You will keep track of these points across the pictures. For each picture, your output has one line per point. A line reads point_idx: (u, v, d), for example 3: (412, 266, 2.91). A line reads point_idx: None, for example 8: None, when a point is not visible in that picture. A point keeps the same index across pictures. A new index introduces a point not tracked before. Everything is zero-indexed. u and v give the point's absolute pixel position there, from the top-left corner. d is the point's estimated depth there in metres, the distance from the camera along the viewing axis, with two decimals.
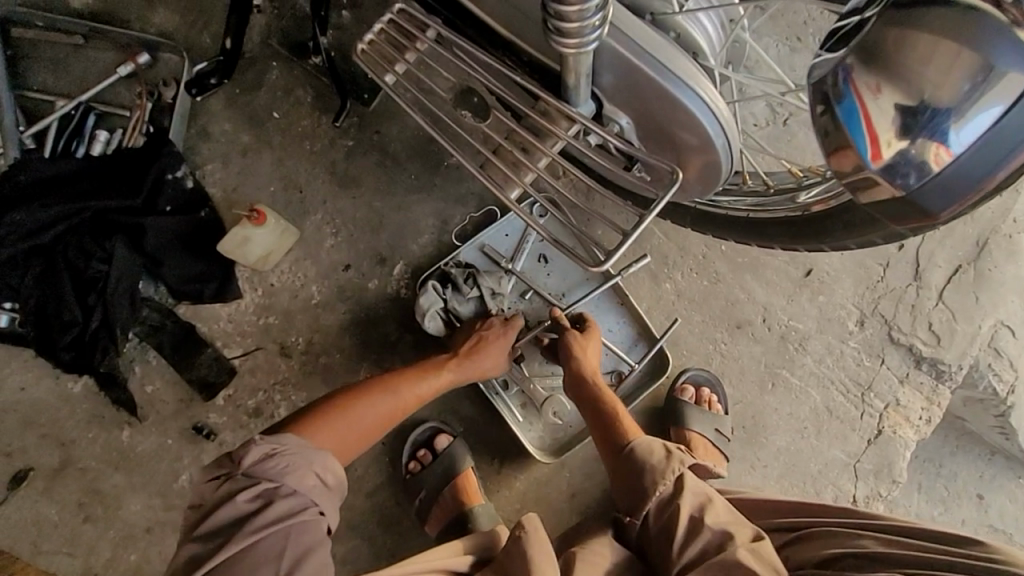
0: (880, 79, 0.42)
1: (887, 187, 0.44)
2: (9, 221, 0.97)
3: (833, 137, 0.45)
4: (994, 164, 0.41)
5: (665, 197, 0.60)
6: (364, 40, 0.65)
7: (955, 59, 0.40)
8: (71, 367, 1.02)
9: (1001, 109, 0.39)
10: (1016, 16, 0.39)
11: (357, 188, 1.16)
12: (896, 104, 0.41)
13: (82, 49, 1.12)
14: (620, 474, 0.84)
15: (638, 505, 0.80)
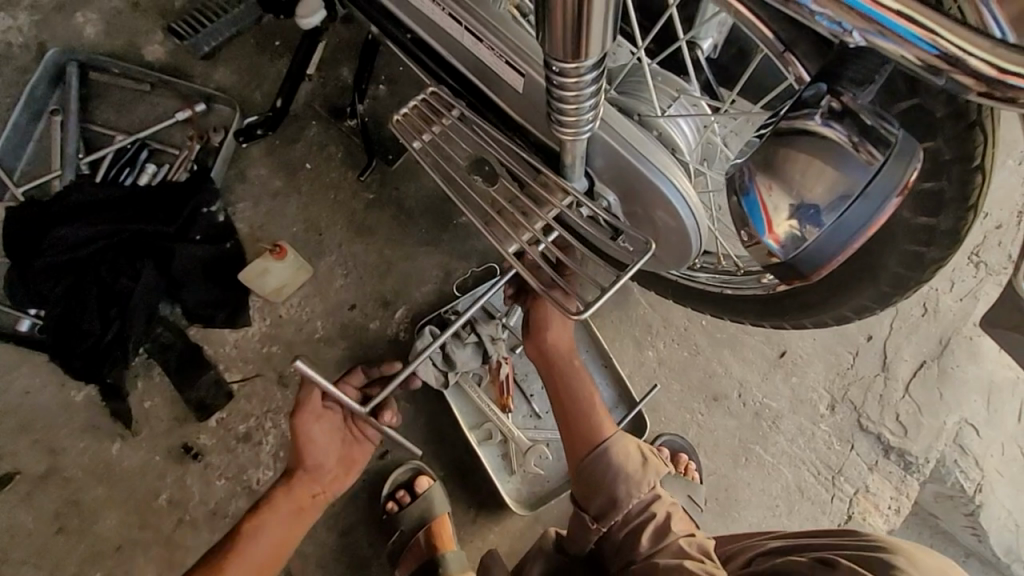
0: (772, 180, 0.50)
1: (773, 256, 0.53)
2: (55, 235, 1.07)
3: (736, 218, 0.54)
4: (845, 242, 0.49)
5: (639, 264, 0.71)
6: (400, 112, 0.78)
7: (822, 172, 0.48)
8: (80, 374, 1.08)
9: (843, 209, 0.48)
10: (861, 149, 0.47)
11: (371, 236, 1.27)
12: (787, 202, 0.50)
13: (147, 94, 1.26)
14: (588, 479, 0.86)
15: (603, 511, 0.85)
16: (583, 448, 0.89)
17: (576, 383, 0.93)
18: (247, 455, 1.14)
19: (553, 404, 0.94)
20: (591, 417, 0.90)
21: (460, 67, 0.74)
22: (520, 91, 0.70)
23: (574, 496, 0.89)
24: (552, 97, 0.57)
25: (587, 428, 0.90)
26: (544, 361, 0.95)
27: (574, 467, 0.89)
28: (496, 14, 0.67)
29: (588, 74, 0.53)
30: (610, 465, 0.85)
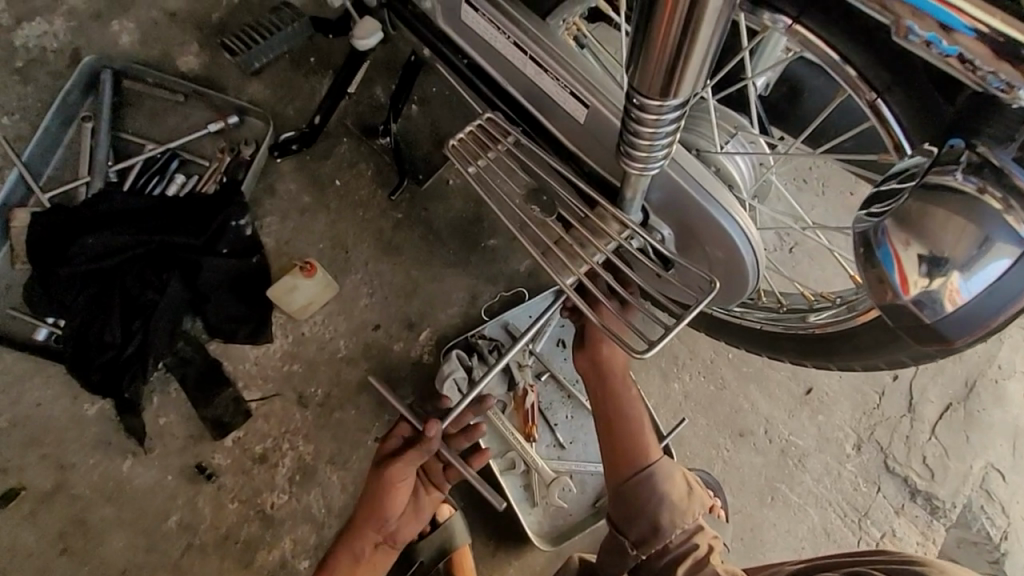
0: (911, 237, 0.48)
1: (914, 317, 0.50)
2: (81, 244, 1.05)
3: (868, 272, 0.52)
4: (997, 307, 0.47)
5: (704, 302, 0.69)
6: (455, 137, 0.76)
7: (968, 231, 0.46)
8: (97, 388, 1.05)
9: (998, 273, 0.46)
10: (1009, 208, 0.45)
11: (399, 256, 1.25)
12: (922, 257, 0.48)
13: (180, 104, 1.26)
14: (633, 502, 0.84)
15: (645, 538, 0.83)
16: (630, 470, 0.86)
17: (627, 404, 0.91)
18: (263, 477, 1.10)
19: (599, 422, 0.92)
20: (639, 438, 0.88)
21: (519, 95, 0.74)
22: (581, 121, 0.69)
23: (614, 518, 0.86)
24: (624, 133, 0.56)
25: (634, 449, 0.88)
26: (595, 377, 0.92)
27: (618, 489, 0.86)
28: (563, 47, 0.67)
29: (668, 115, 0.52)
30: (658, 490, 0.84)
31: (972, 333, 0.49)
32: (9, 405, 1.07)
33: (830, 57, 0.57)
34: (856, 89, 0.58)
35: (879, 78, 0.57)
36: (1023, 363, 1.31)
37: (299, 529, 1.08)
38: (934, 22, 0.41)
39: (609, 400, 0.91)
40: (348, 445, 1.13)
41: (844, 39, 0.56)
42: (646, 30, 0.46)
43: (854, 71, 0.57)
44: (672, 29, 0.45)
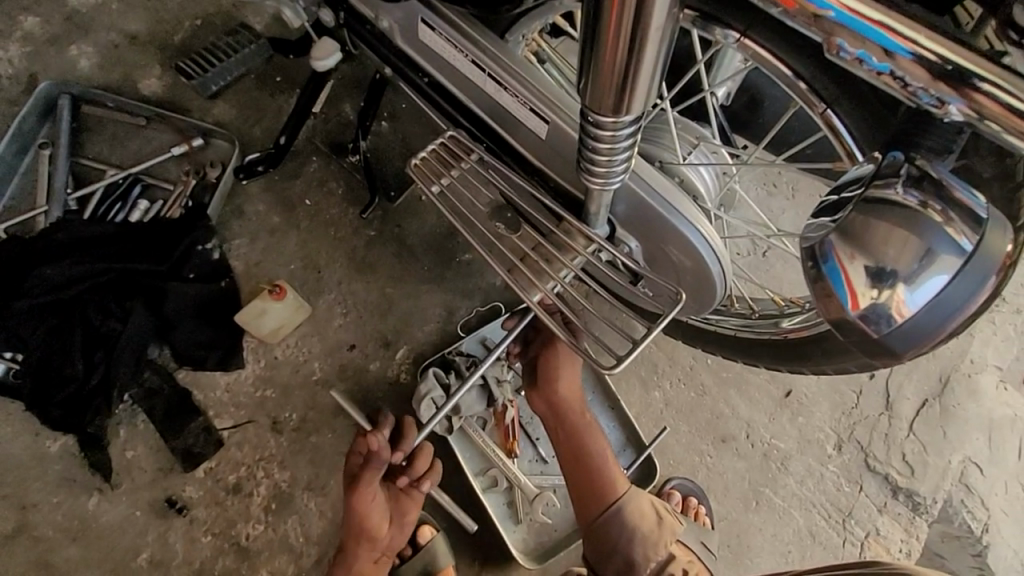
0: (855, 251, 0.49)
1: (862, 332, 0.50)
2: (37, 275, 1.00)
3: (816, 287, 0.52)
4: (943, 321, 0.46)
5: (671, 314, 0.68)
6: (418, 156, 0.75)
7: (909, 243, 0.47)
8: (58, 424, 1.00)
9: (942, 284, 0.45)
10: (948, 219, 0.46)
11: (372, 274, 1.24)
12: (869, 270, 0.48)
13: (142, 128, 1.23)
14: (603, 541, 0.88)
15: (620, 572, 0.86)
16: (598, 510, 0.89)
17: (590, 442, 0.92)
18: (237, 507, 1.07)
19: (564, 461, 0.93)
20: (605, 474, 0.90)
21: (480, 112, 0.74)
22: (542, 137, 0.69)
23: (588, 556, 0.89)
24: (582, 148, 0.56)
25: (601, 486, 0.89)
26: (554, 416, 0.93)
27: (589, 528, 0.89)
28: (520, 64, 0.67)
29: (624, 129, 0.52)
30: (627, 527, 0.87)
31: (920, 348, 0.49)
32: None
33: (782, 70, 0.58)
34: (807, 102, 0.59)
35: (830, 90, 0.58)
36: (993, 357, 1.34)
37: (276, 560, 1.05)
38: (872, 43, 0.41)
39: (571, 438, 0.93)
40: (325, 470, 1.11)
41: (795, 52, 0.57)
42: (591, 51, 0.46)
43: (806, 84, 0.58)
44: (617, 51, 0.44)
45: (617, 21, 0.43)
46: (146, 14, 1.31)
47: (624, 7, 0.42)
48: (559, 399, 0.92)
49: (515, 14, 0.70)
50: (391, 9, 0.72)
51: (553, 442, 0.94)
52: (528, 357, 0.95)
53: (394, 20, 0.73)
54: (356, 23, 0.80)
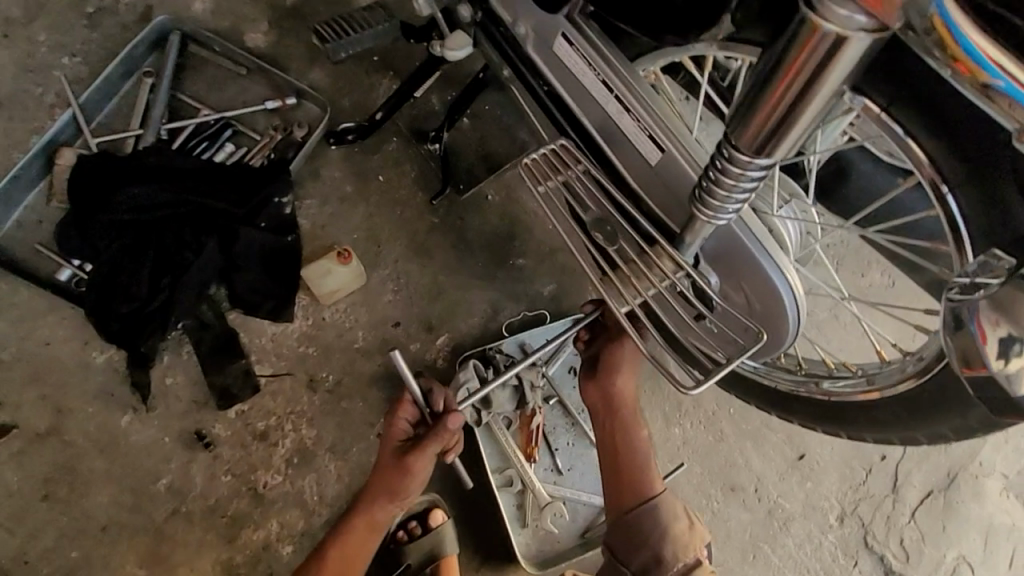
0: (1000, 318, 0.52)
1: (1000, 391, 0.54)
2: (126, 193, 1.04)
3: (958, 345, 0.56)
4: None
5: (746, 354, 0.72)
6: (528, 156, 0.79)
7: None
8: (114, 337, 1.03)
9: None
10: None
11: (428, 258, 1.28)
12: (1014, 337, 0.52)
13: (241, 76, 1.26)
14: (634, 533, 0.89)
15: (646, 565, 0.88)
16: (634, 503, 0.91)
17: (633, 438, 0.95)
18: (260, 454, 1.10)
19: (603, 452, 0.96)
20: (645, 471, 0.93)
21: (594, 129, 0.78)
22: (653, 163, 0.73)
23: (614, 546, 0.91)
24: (707, 177, 0.60)
25: (640, 482, 0.92)
26: (605, 408, 0.97)
27: (620, 519, 0.91)
28: (647, 94, 0.71)
29: (753, 172, 0.56)
30: (658, 523, 0.89)
31: None
32: (16, 340, 1.05)
33: (914, 150, 0.60)
34: (920, 167, 0.61)
35: (956, 174, 0.59)
36: (1007, 464, 1.35)
37: (288, 513, 1.08)
38: None
39: (615, 432, 0.96)
40: (349, 437, 1.14)
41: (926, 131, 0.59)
42: (751, 97, 0.50)
43: (925, 154, 0.60)
44: (774, 105, 0.49)
45: (783, 81, 0.47)
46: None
47: (812, 55, 0.44)
48: (616, 392, 0.96)
49: (650, 46, 0.74)
50: (533, 15, 0.76)
51: (597, 433, 0.98)
52: (591, 349, 0.98)
53: (532, 28, 0.77)
54: (491, 24, 0.83)
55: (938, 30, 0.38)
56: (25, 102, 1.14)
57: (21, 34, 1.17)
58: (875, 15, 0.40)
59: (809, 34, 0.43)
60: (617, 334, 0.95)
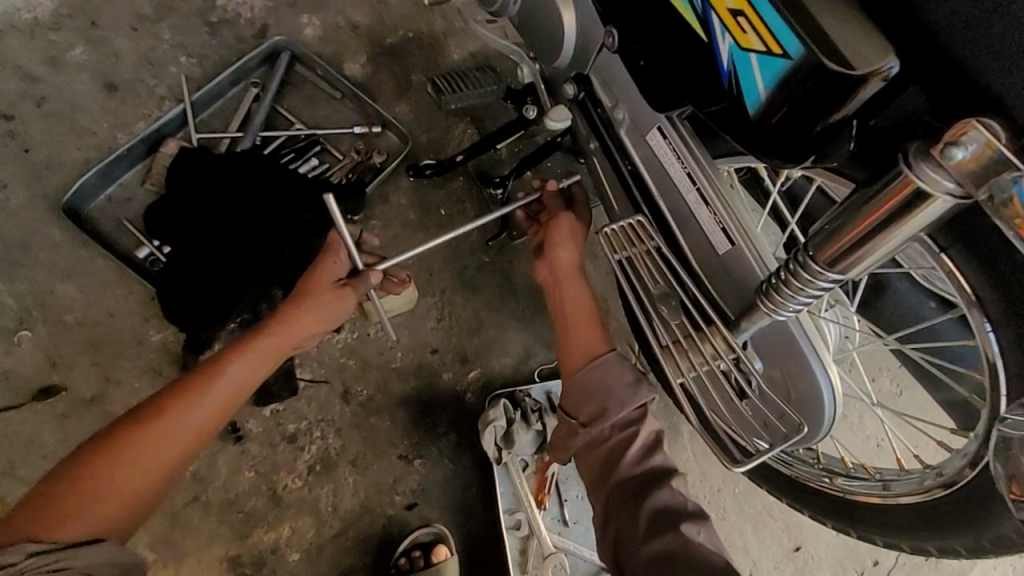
0: None
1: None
2: (222, 190, 1.12)
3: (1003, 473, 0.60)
4: None
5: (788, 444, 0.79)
6: (608, 226, 0.87)
7: None
8: (178, 320, 1.09)
9: None
10: None
11: (473, 294, 1.33)
12: None
13: (335, 100, 1.37)
14: (583, 388, 0.92)
15: (594, 416, 0.91)
16: (577, 366, 0.95)
17: (575, 301, 1.02)
18: (285, 456, 1.14)
19: (556, 324, 1.02)
20: (592, 334, 0.98)
21: (670, 213, 0.86)
22: (721, 253, 0.80)
23: (564, 404, 0.94)
24: (778, 276, 0.68)
25: (587, 342, 0.98)
26: (554, 280, 1.05)
27: (570, 378, 0.94)
28: (725, 191, 0.80)
29: (823, 282, 0.63)
30: (604, 376, 0.92)
31: None
32: (83, 306, 1.10)
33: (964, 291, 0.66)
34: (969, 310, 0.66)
35: (998, 316, 0.64)
36: None
37: (300, 519, 1.12)
38: None
39: (562, 299, 1.03)
40: (372, 452, 1.18)
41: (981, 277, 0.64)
42: (837, 220, 0.57)
43: (977, 299, 0.65)
44: (856, 231, 0.56)
45: (871, 214, 0.55)
46: (372, 10, 1.47)
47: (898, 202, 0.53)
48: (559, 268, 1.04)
49: (732, 150, 0.82)
50: (633, 105, 0.85)
51: (549, 305, 1.04)
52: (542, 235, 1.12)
53: (631, 116, 0.86)
54: (591, 105, 0.92)
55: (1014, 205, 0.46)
56: (140, 91, 1.25)
57: (149, 30, 1.30)
58: (964, 185, 0.48)
59: (901, 183, 0.52)
60: (552, 216, 1.08)
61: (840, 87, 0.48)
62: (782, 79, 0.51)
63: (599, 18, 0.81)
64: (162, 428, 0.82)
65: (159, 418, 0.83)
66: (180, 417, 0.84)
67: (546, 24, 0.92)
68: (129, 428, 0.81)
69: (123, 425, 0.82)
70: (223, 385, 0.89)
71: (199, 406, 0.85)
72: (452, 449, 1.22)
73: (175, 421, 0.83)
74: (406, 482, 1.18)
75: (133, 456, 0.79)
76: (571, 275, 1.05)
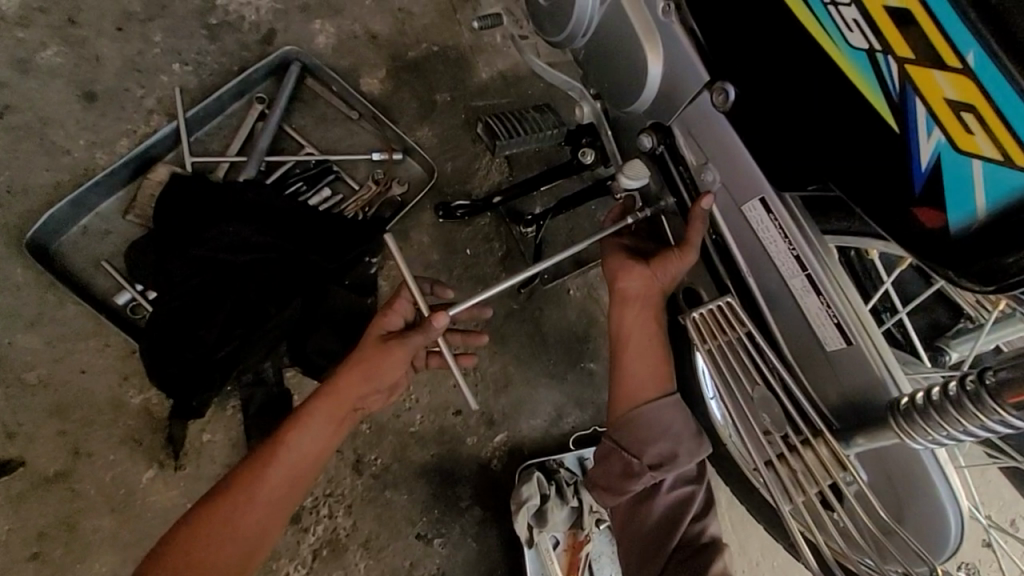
0: None
1: None
2: (219, 229, 0.94)
3: None
4: None
5: None
6: (696, 310, 0.74)
7: None
8: (164, 382, 0.92)
9: None
10: None
11: (501, 346, 1.18)
12: None
13: (351, 120, 1.20)
14: (654, 426, 0.78)
15: (661, 460, 0.78)
16: (646, 399, 0.80)
17: (646, 325, 0.83)
18: (288, 539, 1.01)
19: (620, 343, 0.84)
20: (663, 367, 0.82)
21: (763, 294, 0.73)
22: (830, 350, 0.68)
23: (624, 439, 0.80)
24: (928, 395, 0.56)
25: (654, 374, 0.82)
26: (636, 303, 0.83)
27: (636, 409, 0.80)
28: (838, 276, 0.67)
29: (973, 428, 0.54)
30: (678, 420, 0.79)
31: None
32: (49, 362, 0.94)
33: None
34: None
35: None
36: None
37: None
38: None
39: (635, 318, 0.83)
40: (387, 532, 1.05)
41: None
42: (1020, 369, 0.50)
43: None
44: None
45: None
46: (392, 17, 1.26)
47: None
48: (627, 292, 0.83)
49: (844, 229, 0.69)
50: (729, 167, 0.71)
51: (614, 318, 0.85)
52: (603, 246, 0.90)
53: (723, 180, 0.72)
54: (670, 160, 0.78)
55: None
56: (124, 102, 1.10)
57: (136, 31, 1.13)
58: None
59: None
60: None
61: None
62: (1020, 198, 0.40)
63: (703, 64, 0.70)
64: (243, 511, 0.75)
65: (241, 500, 0.75)
66: (266, 491, 0.76)
67: (625, 66, 0.78)
68: (217, 508, 0.74)
69: (197, 507, 0.75)
70: (307, 450, 0.78)
71: (288, 471, 0.77)
72: (476, 527, 1.08)
73: (251, 500, 0.75)
74: (425, 565, 1.05)
75: (224, 534, 0.74)
76: (654, 293, 0.82)
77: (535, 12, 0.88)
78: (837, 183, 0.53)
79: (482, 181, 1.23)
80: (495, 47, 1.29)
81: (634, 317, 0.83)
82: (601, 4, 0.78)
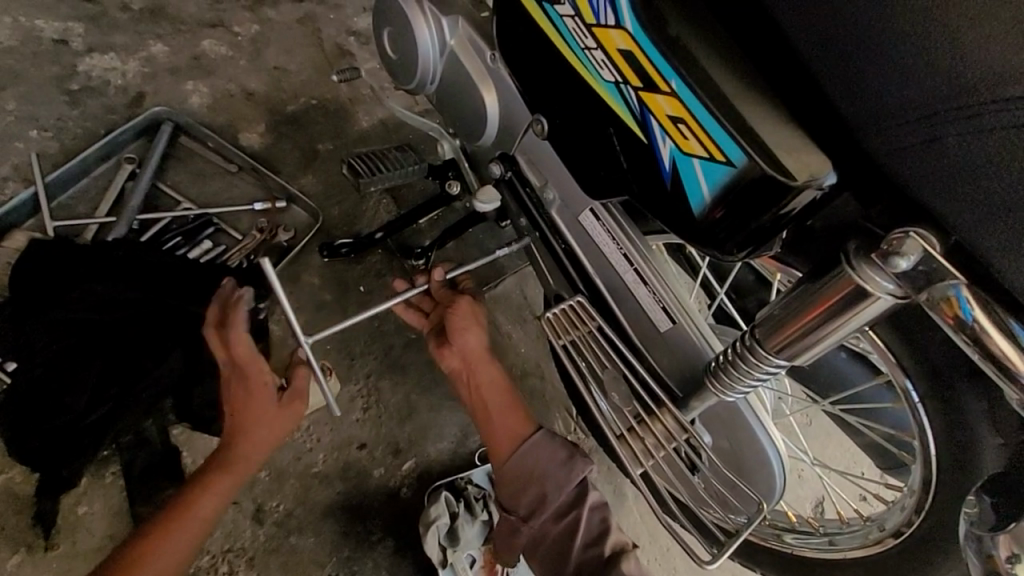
0: None
1: None
2: (89, 290, 0.93)
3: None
4: None
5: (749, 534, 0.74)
6: (549, 311, 0.83)
7: None
8: (31, 455, 0.89)
9: None
10: None
11: (402, 374, 1.19)
12: None
13: (230, 174, 1.22)
14: (519, 477, 0.87)
15: (533, 508, 0.86)
16: (505, 459, 0.88)
17: (490, 393, 0.95)
18: None
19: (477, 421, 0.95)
20: (512, 421, 0.92)
21: (608, 289, 0.83)
22: (662, 331, 0.80)
23: (501, 499, 0.88)
24: (726, 355, 0.67)
25: (508, 438, 0.90)
26: (465, 373, 0.97)
27: (501, 470, 0.88)
28: (659, 268, 0.80)
29: (761, 375, 0.65)
30: (538, 461, 0.87)
31: None
32: None
33: (889, 357, 0.68)
34: (893, 373, 0.68)
35: (923, 387, 0.66)
36: None
37: None
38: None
39: (477, 389, 0.95)
40: None
41: (903, 350, 0.66)
42: (788, 309, 0.58)
43: (906, 373, 0.67)
44: (812, 317, 0.57)
45: (822, 306, 0.56)
46: (269, 75, 1.32)
47: (814, 316, 0.56)
48: (468, 355, 0.97)
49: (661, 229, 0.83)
50: (563, 186, 0.84)
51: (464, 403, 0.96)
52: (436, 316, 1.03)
53: (561, 197, 0.85)
54: (519, 183, 0.88)
55: (950, 301, 0.49)
56: None
57: None
58: (906, 287, 0.50)
59: (841, 283, 0.54)
60: (451, 301, 0.99)
61: (787, 194, 0.50)
62: (725, 184, 0.53)
63: (526, 103, 0.82)
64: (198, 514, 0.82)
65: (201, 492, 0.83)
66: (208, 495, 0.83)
67: (469, 107, 0.89)
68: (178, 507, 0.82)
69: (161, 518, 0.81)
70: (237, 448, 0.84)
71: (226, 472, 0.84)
72: (388, 560, 1.07)
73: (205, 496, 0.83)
74: None
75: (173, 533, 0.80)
76: (487, 356, 0.97)
77: (387, 65, 0.97)
78: (626, 192, 0.65)
79: (371, 222, 1.26)
80: (372, 97, 1.35)
81: (484, 416, 0.94)
82: (441, 56, 0.89)
